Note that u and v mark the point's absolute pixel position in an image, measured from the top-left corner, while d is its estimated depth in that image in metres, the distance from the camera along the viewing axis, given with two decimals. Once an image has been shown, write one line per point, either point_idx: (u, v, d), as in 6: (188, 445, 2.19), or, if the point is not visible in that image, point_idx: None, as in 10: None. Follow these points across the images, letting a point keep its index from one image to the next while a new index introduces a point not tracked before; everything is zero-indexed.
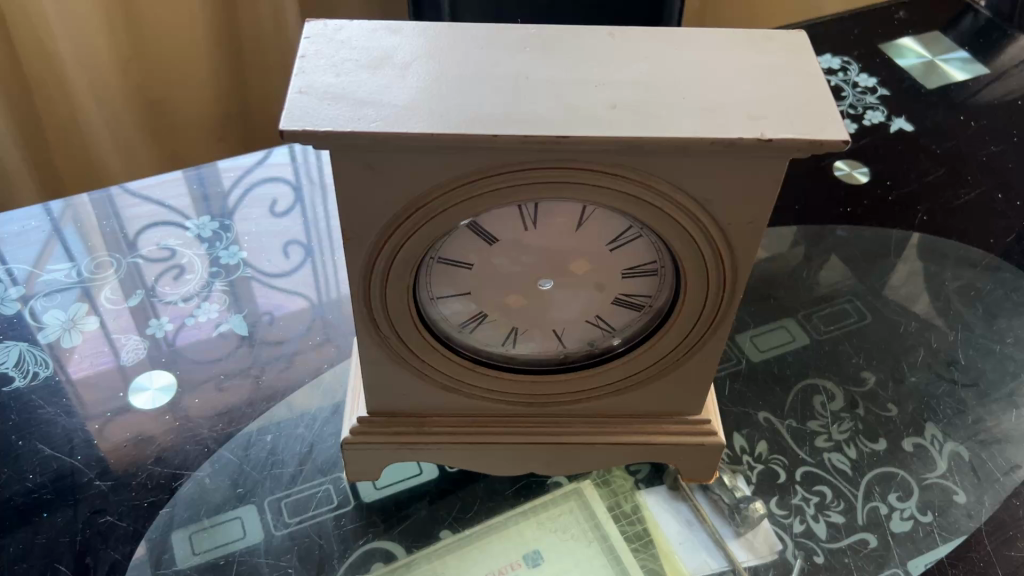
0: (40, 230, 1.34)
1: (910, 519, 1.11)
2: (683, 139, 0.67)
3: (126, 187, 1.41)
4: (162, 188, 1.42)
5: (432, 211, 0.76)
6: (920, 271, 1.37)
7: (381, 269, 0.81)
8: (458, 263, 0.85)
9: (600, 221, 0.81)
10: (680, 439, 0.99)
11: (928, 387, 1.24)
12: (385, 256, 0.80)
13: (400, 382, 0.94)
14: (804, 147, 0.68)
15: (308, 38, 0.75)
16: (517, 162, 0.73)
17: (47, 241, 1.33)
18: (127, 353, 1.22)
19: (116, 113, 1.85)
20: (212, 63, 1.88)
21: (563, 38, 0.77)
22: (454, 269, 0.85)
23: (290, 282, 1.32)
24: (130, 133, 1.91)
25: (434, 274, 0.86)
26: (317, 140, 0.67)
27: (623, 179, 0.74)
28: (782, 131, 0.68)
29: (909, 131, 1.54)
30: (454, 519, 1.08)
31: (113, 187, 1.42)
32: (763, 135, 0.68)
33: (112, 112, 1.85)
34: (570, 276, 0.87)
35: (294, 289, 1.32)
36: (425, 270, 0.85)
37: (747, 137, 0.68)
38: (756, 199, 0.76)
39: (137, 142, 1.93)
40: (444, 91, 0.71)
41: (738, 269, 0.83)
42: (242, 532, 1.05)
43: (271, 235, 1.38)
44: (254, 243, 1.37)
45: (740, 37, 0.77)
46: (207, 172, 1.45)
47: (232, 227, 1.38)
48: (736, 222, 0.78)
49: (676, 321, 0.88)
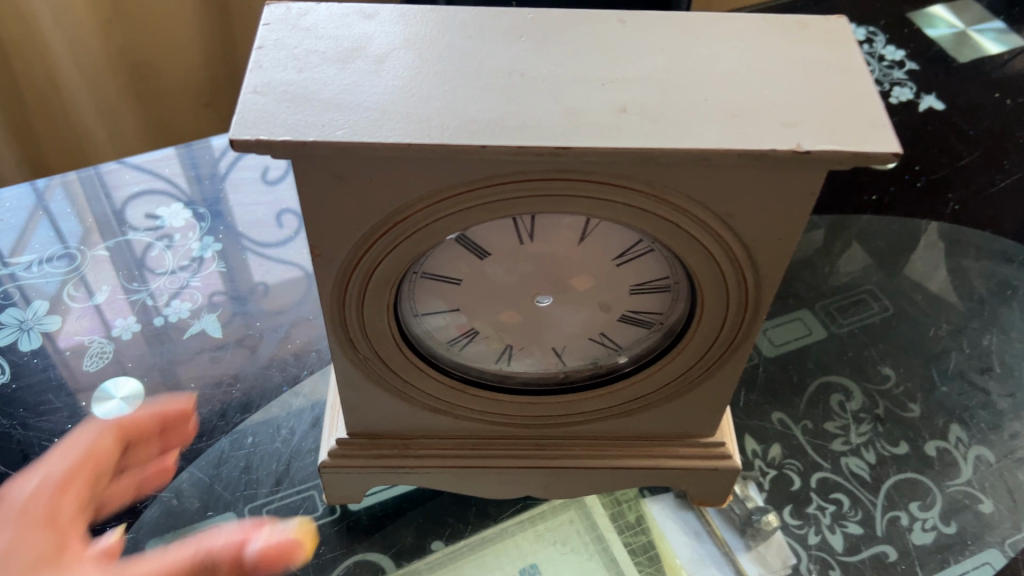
0: (20, 209, 1.24)
1: (932, 531, 1.03)
2: (704, 152, 0.57)
3: (127, 163, 1.32)
4: (147, 168, 1.32)
5: (413, 225, 0.66)
6: (951, 267, 1.27)
7: (355, 288, 0.72)
8: (445, 279, 0.75)
9: (606, 235, 0.71)
10: (691, 462, 0.91)
11: (959, 397, 1.15)
12: (361, 272, 0.70)
13: (382, 404, 0.85)
14: (847, 160, 0.58)
15: (267, 26, 0.64)
16: (510, 173, 0.62)
17: (28, 222, 1.23)
18: (90, 359, 1.12)
19: (95, 79, 1.68)
20: (201, 30, 1.69)
21: (565, 25, 0.66)
22: (442, 286, 0.76)
23: (280, 248, 1.26)
24: (112, 98, 1.73)
25: (418, 290, 0.76)
26: (273, 151, 0.57)
27: (633, 193, 0.64)
28: (821, 143, 0.58)
29: (940, 110, 1.42)
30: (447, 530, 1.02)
31: (104, 164, 1.31)
32: (799, 146, 0.57)
33: (96, 83, 1.69)
34: (571, 293, 0.77)
35: (282, 257, 1.25)
36: (408, 285, 0.75)
37: (780, 148, 0.57)
38: (786, 214, 0.66)
39: (119, 105, 1.76)
40: (424, 90, 0.60)
41: (761, 289, 0.73)
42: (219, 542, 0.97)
43: (258, 211, 1.29)
44: (244, 215, 1.29)
45: (769, 24, 0.67)
46: (199, 151, 1.35)
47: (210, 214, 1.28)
48: (761, 237, 0.68)
49: (690, 342, 0.79)
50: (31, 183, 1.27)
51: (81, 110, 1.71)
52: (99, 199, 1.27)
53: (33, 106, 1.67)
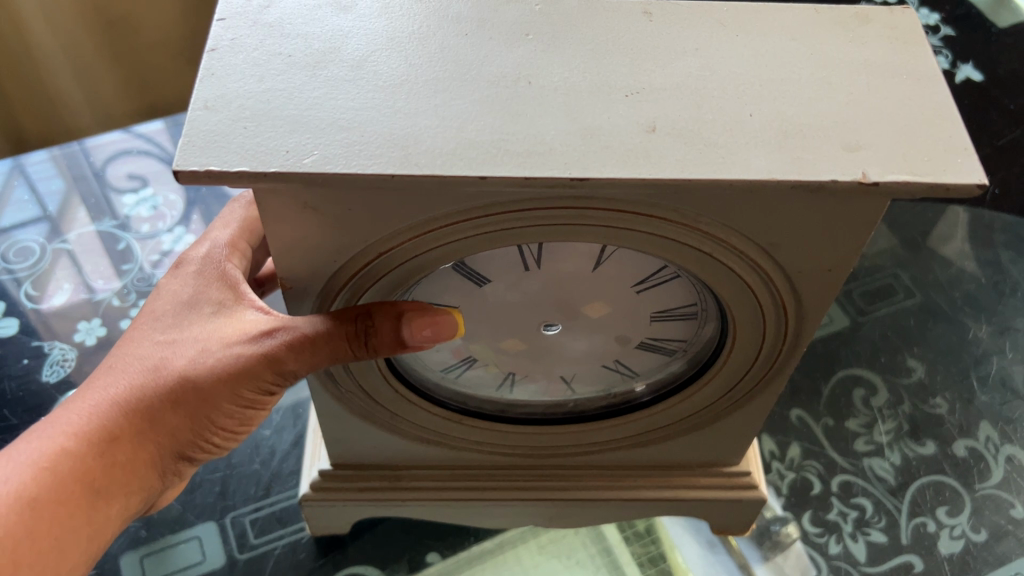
0: None
1: (961, 538, 0.97)
2: (751, 184, 0.47)
3: (133, 132, 1.23)
4: (129, 148, 1.21)
5: (399, 258, 0.57)
6: (989, 261, 1.18)
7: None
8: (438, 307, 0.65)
9: (625, 261, 0.61)
10: (712, 493, 0.82)
11: (1001, 407, 1.06)
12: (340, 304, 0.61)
13: (369, 437, 0.76)
14: (922, 194, 0.48)
15: (223, 20, 0.54)
16: (515, 202, 0.52)
17: None
18: (50, 369, 1.02)
19: (77, 55, 1.54)
20: (184, 7, 1.54)
21: (578, 22, 0.55)
22: None
23: None
24: (88, 58, 1.56)
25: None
26: (228, 183, 0.47)
27: (662, 222, 0.54)
28: (892, 172, 0.47)
29: (977, 81, 1.27)
30: (443, 541, 0.95)
31: (89, 138, 1.21)
32: (864, 177, 0.47)
33: (83, 66, 1.56)
34: (583, 321, 0.67)
35: None
36: None
37: (843, 180, 0.47)
38: (840, 246, 0.56)
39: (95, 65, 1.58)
40: (410, 107, 0.50)
41: (803, 320, 0.64)
42: (200, 555, 0.91)
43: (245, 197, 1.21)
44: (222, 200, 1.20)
45: (823, 18, 0.56)
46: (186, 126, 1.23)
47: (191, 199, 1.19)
48: (807, 269, 0.58)
49: (717, 374, 0.70)
50: (11, 158, 1.17)
51: (67, 92, 1.59)
52: (75, 182, 1.18)
53: (19, 98, 1.56)
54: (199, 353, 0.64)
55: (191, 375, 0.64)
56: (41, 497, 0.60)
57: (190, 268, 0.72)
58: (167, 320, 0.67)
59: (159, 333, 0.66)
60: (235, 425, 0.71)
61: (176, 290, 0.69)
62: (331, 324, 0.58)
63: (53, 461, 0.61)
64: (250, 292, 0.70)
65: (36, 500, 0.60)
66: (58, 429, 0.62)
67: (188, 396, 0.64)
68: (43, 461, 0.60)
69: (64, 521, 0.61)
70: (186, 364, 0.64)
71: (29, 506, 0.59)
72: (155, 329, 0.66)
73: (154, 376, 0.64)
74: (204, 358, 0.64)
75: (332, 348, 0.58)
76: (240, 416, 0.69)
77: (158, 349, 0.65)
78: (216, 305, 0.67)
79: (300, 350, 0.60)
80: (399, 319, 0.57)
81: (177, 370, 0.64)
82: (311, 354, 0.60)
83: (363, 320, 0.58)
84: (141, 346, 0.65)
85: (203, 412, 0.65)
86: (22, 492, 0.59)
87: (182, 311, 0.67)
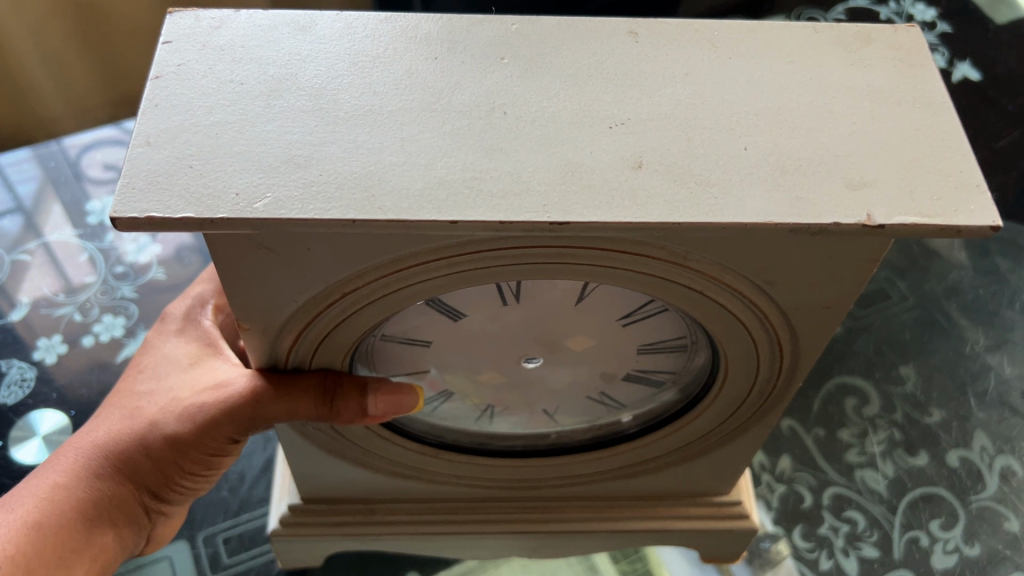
0: None
1: (954, 553, 0.94)
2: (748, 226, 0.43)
3: (122, 128, 1.19)
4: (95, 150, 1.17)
5: (366, 298, 0.52)
6: (988, 269, 1.14)
7: (297, 361, 0.58)
8: (413, 341, 0.61)
9: (609, 296, 0.57)
10: (698, 523, 0.79)
11: (998, 424, 1.02)
12: (305, 343, 0.57)
13: (340, 472, 0.72)
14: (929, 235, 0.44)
15: (169, 44, 0.49)
16: (492, 243, 0.48)
17: None
18: (9, 388, 0.97)
19: (49, 54, 1.46)
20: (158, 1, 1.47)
21: (558, 45, 0.51)
22: (409, 349, 0.61)
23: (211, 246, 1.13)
24: (61, 53, 1.48)
25: (379, 348, 0.62)
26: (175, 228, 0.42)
27: (650, 259, 0.50)
28: (898, 212, 0.43)
29: (975, 80, 1.23)
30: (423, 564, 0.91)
31: (66, 138, 1.18)
32: (868, 219, 0.43)
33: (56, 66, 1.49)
34: (565, 354, 0.63)
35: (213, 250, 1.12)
36: (365, 349, 0.61)
37: (845, 222, 0.43)
38: (840, 282, 0.52)
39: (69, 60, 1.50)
40: (375, 140, 0.45)
41: (800, 356, 0.60)
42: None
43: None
44: None
45: (822, 38, 0.52)
46: None
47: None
48: (805, 305, 0.54)
49: (708, 409, 0.66)
50: None
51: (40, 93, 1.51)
52: (49, 185, 1.14)
53: None
54: (170, 402, 0.68)
55: (159, 420, 0.67)
56: (44, 521, 0.64)
57: (173, 326, 0.77)
58: (147, 373, 0.72)
59: (139, 386, 0.71)
60: (201, 471, 0.73)
61: (158, 346, 0.75)
62: (300, 384, 0.58)
63: (51, 492, 0.65)
64: (227, 348, 0.74)
65: (39, 523, 0.64)
66: (54, 467, 0.67)
67: (157, 440, 0.67)
68: (42, 492, 0.65)
69: (64, 546, 0.64)
70: (156, 410, 0.68)
71: (35, 528, 0.63)
72: (136, 382, 0.72)
73: (129, 421, 0.68)
74: (172, 406, 0.67)
75: (297, 407, 0.58)
76: (205, 462, 0.72)
77: (135, 399, 0.70)
78: (194, 358, 0.72)
79: (263, 401, 0.59)
80: (365, 396, 0.59)
81: (148, 417, 0.68)
82: (273, 406, 0.59)
83: (331, 384, 0.58)
84: (123, 399, 0.70)
85: (172, 455, 0.68)
86: (26, 517, 0.63)
87: (161, 364, 0.72)
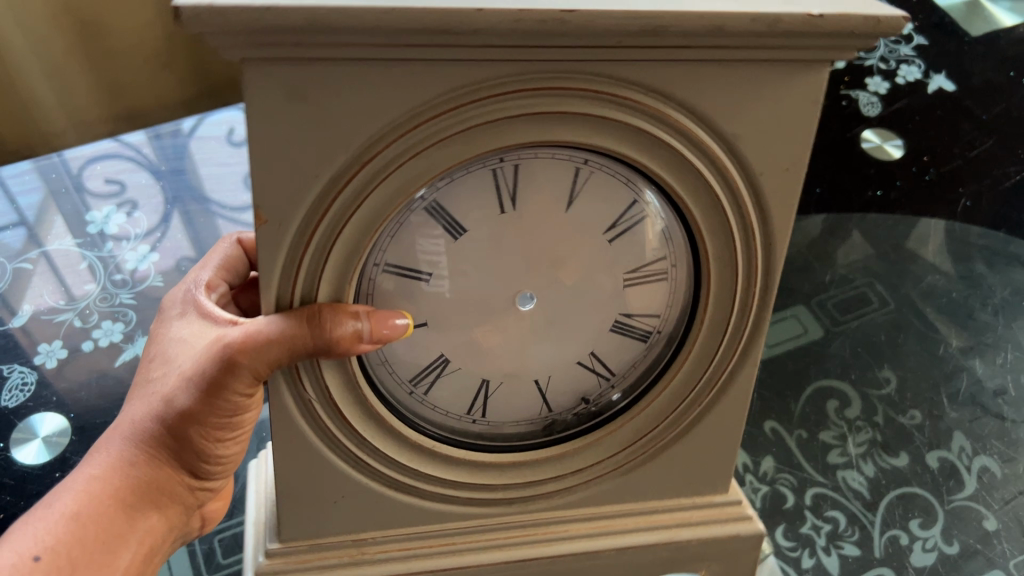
0: None
1: (933, 551, 0.95)
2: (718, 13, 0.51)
3: (120, 142, 1.27)
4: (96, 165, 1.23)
5: (369, 184, 0.54)
6: (962, 273, 1.18)
7: (304, 299, 0.58)
8: (410, 271, 0.60)
9: (598, 191, 0.60)
10: (679, 532, 0.81)
11: (971, 423, 1.05)
12: (309, 274, 0.57)
13: (330, 493, 0.70)
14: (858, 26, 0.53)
15: None
16: (487, 86, 0.52)
17: None
18: (9, 391, 0.99)
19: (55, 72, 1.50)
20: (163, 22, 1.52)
21: None
22: (407, 282, 0.61)
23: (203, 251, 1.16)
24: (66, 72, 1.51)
25: (378, 299, 0.61)
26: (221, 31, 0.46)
27: (633, 109, 0.56)
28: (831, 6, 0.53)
29: (949, 90, 1.34)
30: None
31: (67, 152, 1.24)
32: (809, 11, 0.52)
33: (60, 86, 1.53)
34: (559, 286, 0.65)
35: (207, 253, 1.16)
36: (366, 287, 0.60)
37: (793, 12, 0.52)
38: (794, 125, 0.59)
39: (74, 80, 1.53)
40: None
41: (770, 248, 0.64)
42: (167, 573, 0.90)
43: (228, 222, 1.21)
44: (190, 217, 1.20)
45: None
46: (170, 140, 1.30)
47: (174, 219, 1.19)
48: (767, 161, 0.60)
49: (698, 339, 0.68)
50: None
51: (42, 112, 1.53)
52: (50, 198, 1.18)
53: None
54: (177, 377, 0.67)
55: (171, 395, 0.67)
56: (84, 512, 0.65)
57: (173, 311, 0.76)
58: (155, 357, 0.71)
59: (152, 368, 0.70)
60: (229, 440, 0.73)
61: (163, 331, 0.74)
62: (288, 321, 0.57)
63: (88, 483, 0.66)
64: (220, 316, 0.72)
65: (79, 514, 0.65)
66: (89, 461, 0.68)
67: (175, 416, 0.67)
68: (79, 485, 0.66)
69: (106, 534, 0.66)
70: (168, 388, 0.67)
71: (75, 520, 0.64)
72: (149, 366, 0.71)
73: (150, 404, 0.68)
74: (179, 380, 0.67)
75: (293, 343, 0.57)
76: (230, 431, 0.71)
77: (152, 382, 0.69)
78: (196, 333, 0.71)
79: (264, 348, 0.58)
80: (357, 317, 0.57)
81: (162, 395, 0.68)
82: (270, 349, 0.58)
83: (321, 312, 0.57)
84: (141, 387, 0.70)
85: (192, 427, 0.68)
86: (65, 509, 0.65)
87: (168, 347, 0.71)
